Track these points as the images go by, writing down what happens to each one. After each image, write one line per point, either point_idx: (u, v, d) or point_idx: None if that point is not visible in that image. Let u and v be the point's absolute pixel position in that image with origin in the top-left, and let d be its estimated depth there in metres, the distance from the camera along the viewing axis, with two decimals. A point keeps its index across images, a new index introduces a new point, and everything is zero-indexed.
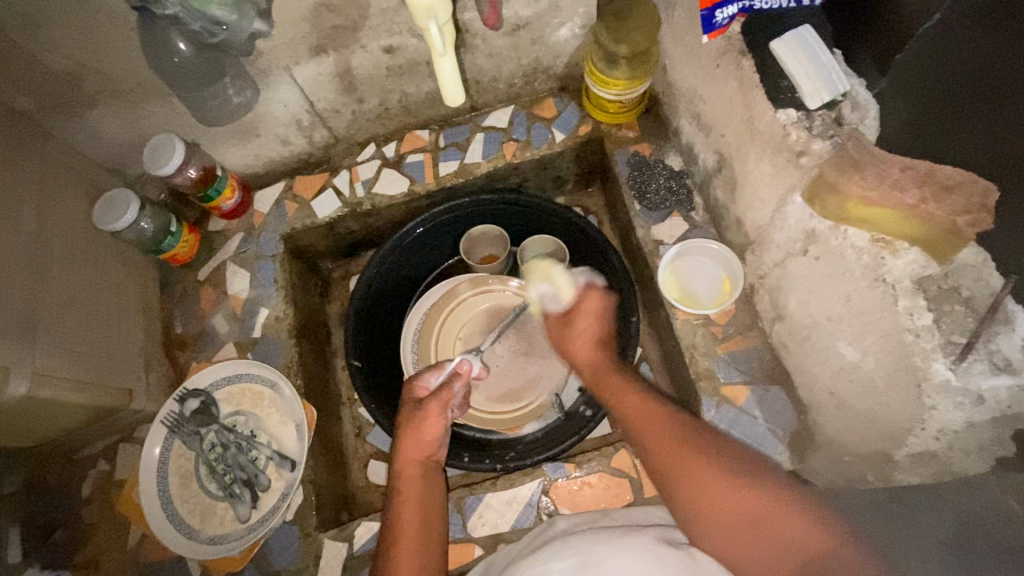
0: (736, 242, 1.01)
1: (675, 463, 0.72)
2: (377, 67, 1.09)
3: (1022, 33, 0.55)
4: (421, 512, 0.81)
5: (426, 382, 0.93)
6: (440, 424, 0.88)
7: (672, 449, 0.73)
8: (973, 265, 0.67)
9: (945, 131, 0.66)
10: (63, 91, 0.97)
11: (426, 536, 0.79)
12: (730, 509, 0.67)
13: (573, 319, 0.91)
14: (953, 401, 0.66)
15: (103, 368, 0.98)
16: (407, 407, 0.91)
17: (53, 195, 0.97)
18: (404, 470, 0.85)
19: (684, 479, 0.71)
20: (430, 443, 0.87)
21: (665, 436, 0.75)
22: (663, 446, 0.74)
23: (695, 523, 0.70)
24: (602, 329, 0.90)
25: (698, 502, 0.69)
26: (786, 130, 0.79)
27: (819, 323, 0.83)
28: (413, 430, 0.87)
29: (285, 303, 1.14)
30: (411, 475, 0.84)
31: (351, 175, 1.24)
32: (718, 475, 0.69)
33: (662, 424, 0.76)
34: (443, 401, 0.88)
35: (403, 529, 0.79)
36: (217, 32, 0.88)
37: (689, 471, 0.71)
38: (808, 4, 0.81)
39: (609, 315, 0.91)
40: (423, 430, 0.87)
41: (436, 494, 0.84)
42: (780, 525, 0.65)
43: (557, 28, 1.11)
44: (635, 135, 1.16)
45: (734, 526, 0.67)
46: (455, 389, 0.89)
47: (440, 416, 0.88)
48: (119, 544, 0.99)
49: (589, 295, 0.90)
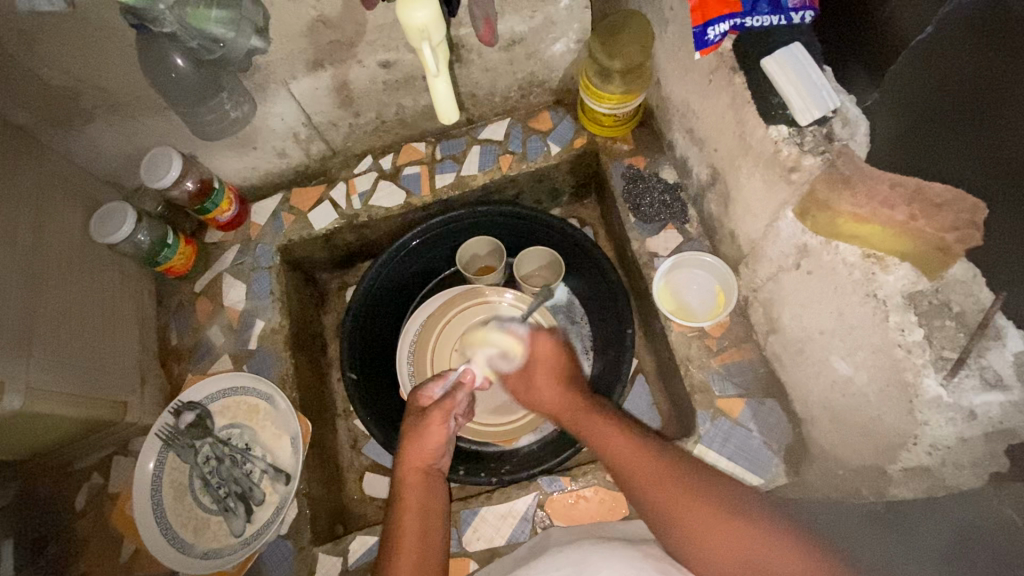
0: (730, 255, 1.02)
1: (671, 499, 0.72)
2: (374, 82, 1.10)
3: (994, 54, 0.56)
4: (423, 515, 0.81)
5: (431, 391, 0.92)
6: (444, 431, 0.87)
7: (667, 486, 0.74)
8: (963, 281, 0.65)
9: (937, 148, 0.64)
10: (62, 106, 0.98)
11: (427, 541, 0.79)
12: (717, 538, 0.68)
13: (532, 370, 0.94)
14: (945, 416, 0.67)
15: (98, 383, 0.98)
16: (410, 418, 0.91)
17: (51, 210, 0.97)
18: (407, 478, 0.85)
19: (679, 513, 0.71)
20: (432, 451, 0.87)
21: (650, 470, 0.76)
22: (653, 478, 0.75)
23: (687, 550, 0.70)
24: (563, 371, 0.93)
25: (701, 535, 0.69)
26: (778, 146, 0.80)
27: (812, 336, 0.84)
28: (415, 440, 0.87)
29: (281, 316, 1.14)
30: (412, 483, 0.85)
31: (348, 188, 1.24)
32: (718, 518, 0.70)
33: (649, 462, 0.77)
34: (445, 410, 0.87)
35: (404, 535, 0.79)
36: (215, 49, 0.90)
37: (683, 507, 0.71)
38: (798, 21, 0.81)
39: (561, 355, 0.94)
40: (426, 440, 0.87)
41: (438, 504, 0.84)
42: (769, 558, 0.66)
43: (552, 43, 1.13)
44: (629, 148, 1.17)
45: (727, 554, 0.68)
46: (458, 397, 0.89)
47: (443, 424, 0.88)
48: (113, 558, 0.99)
49: (540, 341, 0.95)
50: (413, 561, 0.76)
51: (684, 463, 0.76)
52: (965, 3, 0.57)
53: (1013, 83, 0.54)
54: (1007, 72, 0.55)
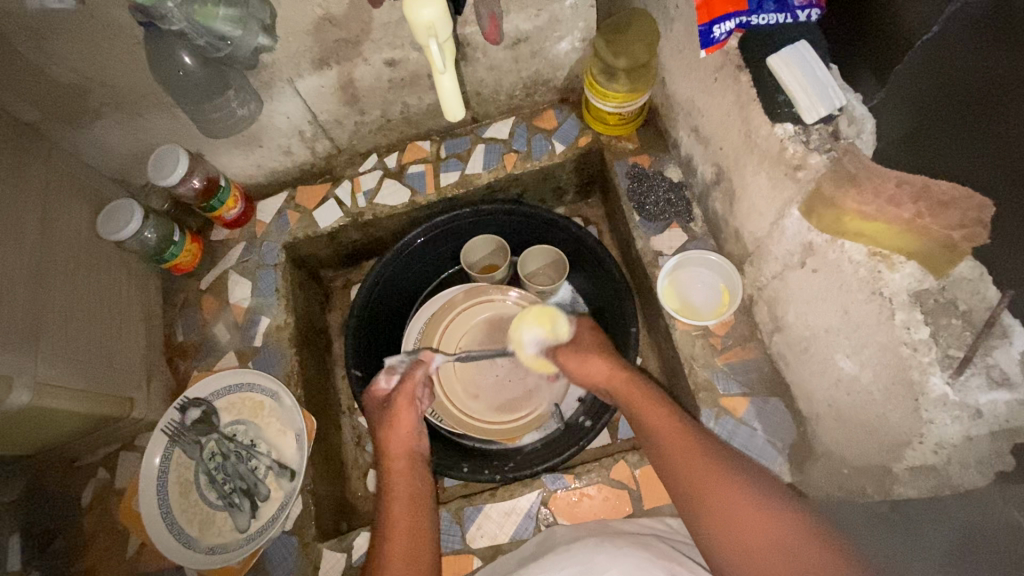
0: (734, 253, 1.02)
1: (696, 477, 0.75)
2: (379, 80, 1.10)
3: (998, 54, 0.56)
4: (411, 499, 0.83)
5: (381, 386, 0.97)
6: (412, 416, 0.91)
7: (698, 467, 0.75)
8: (970, 279, 0.65)
9: (949, 147, 0.64)
10: (69, 103, 0.98)
11: (417, 524, 0.80)
12: (750, 524, 0.69)
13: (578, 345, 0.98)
14: (951, 415, 0.66)
15: (105, 378, 0.99)
16: (378, 410, 0.95)
17: (58, 206, 0.98)
18: (392, 468, 0.86)
19: (711, 496, 0.73)
20: (408, 439, 0.89)
21: (678, 443, 0.78)
22: (682, 453, 0.77)
23: (708, 530, 0.72)
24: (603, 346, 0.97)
25: (731, 520, 0.70)
26: (783, 144, 0.80)
27: (817, 334, 0.84)
28: (390, 430, 0.89)
29: (286, 313, 1.15)
30: (398, 471, 0.86)
31: (353, 186, 1.25)
32: (746, 505, 0.71)
33: (684, 444, 0.78)
34: (408, 394, 0.92)
35: (395, 521, 0.80)
36: (221, 46, 0.90)
37: (712, 484, 0.73)
38: (804, 19, 0.81)
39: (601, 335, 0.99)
40: (398, 427, 0.89)
41: (422, 487, 0.85)
42: (794, 546, 0.67)
43: (557, 41, 1.13)
44: (634, 146, 1.17)
45: (750, 540, 0.69)
46: (416, 380, 0.94)
47: (410, 409, 0.91)
48: (118, 553, 0.99)
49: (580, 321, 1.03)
50: (406, 551, 0.77)
51: (719, 449, 0.78)
52: (971, 4, 0.57)
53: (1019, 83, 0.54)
54: (1011, 72, 0.55)
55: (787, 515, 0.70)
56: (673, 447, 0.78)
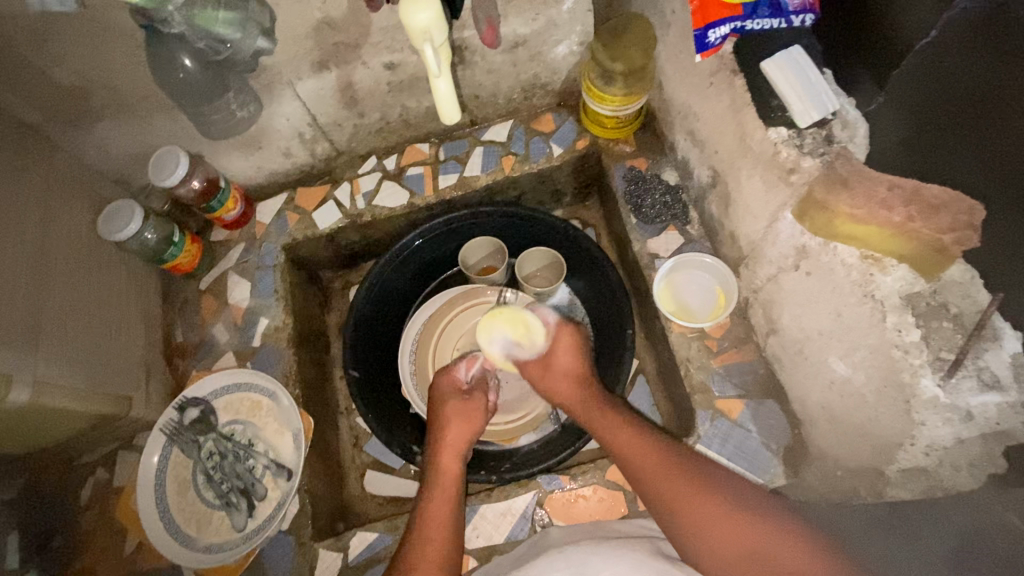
0: (730, 256, 1.02)
1: (673, 493, 0.75)
2: (378, 83, 1.11)
3: (996, 58, 0.56)
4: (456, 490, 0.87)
5: (460, 373, 1.03)
6: (480, 416, 0.96)
7: (667, 480, 0.77)
8: (960, 282, 0.66)
9: (947, 151, 0.64)
10: (72, 104, 0.99)
11: (454, 514, 0.84)
12: (725, 530, 0.71)
13: (554, 360, 0.97)
14: (942, 417, 0.67)
15: (105, 377, 1.00)
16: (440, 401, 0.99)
17: (60, 208, 0.99)
18: (444, 465, 0.89)
19: (681, 503, 0.75)
20: (465, 438, 0.93)
21: (653, 464, 0.79)
22: (659, 475, 0.78)
23: (685, 541, 0.73)
24: (578, 367, 0.96)
25: (702, 527, 0.72)
26: (777, 147, 0.80)
27: (810, 337, 0.85)
28: (454, 425, 0.94)
29: (285, 314, 1.15)
30: (452, 464, 0.90)
31: (352, 188, 1.25)
32: (729, 513, 0.72)
33: (653, 457, 0.80)
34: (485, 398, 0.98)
35: (433, 509, 0.84)
36: (221, 49, 0.92)
37: (687, 501, 0.74)
38: (798, 24, 0.81)
39: (582, 350, 0.98)
40: (463, 423, 0.94)
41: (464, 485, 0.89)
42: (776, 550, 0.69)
43: (555, 45, 1.14)
44: (631, 149, 1.18)
45: (725, 548, 0.71)
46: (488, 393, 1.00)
47: (480, 409, 0.96)
48: (117, 551, 1.00)
49: (564, 331, 0.99)
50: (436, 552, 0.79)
51: (692, 461, 0.79)
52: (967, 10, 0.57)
53: (1016, 87, 0.54)
54: (1009, 77, 0.55)
55: (769, 520, 0.71)
56: (644, 462, 0.80)
